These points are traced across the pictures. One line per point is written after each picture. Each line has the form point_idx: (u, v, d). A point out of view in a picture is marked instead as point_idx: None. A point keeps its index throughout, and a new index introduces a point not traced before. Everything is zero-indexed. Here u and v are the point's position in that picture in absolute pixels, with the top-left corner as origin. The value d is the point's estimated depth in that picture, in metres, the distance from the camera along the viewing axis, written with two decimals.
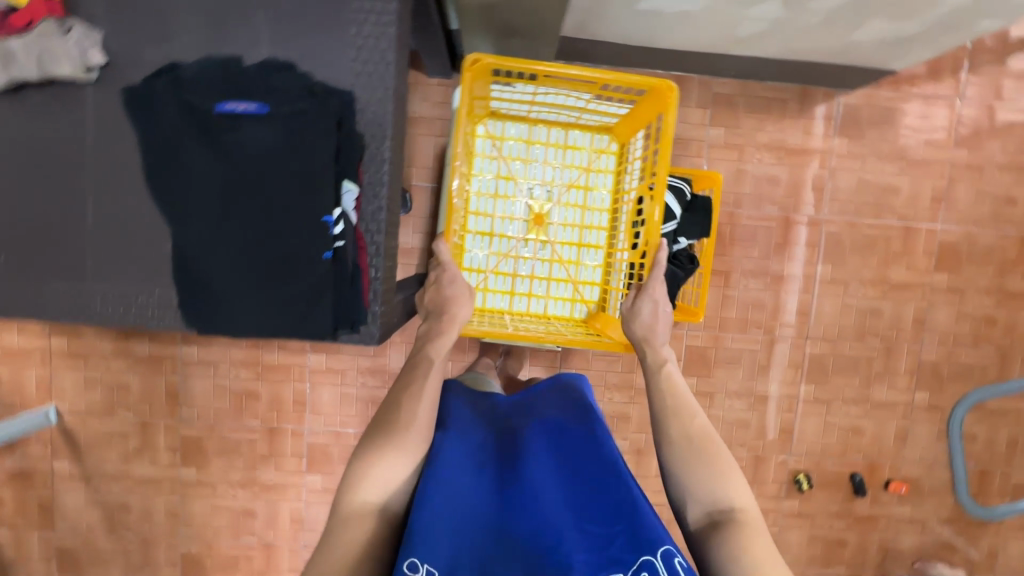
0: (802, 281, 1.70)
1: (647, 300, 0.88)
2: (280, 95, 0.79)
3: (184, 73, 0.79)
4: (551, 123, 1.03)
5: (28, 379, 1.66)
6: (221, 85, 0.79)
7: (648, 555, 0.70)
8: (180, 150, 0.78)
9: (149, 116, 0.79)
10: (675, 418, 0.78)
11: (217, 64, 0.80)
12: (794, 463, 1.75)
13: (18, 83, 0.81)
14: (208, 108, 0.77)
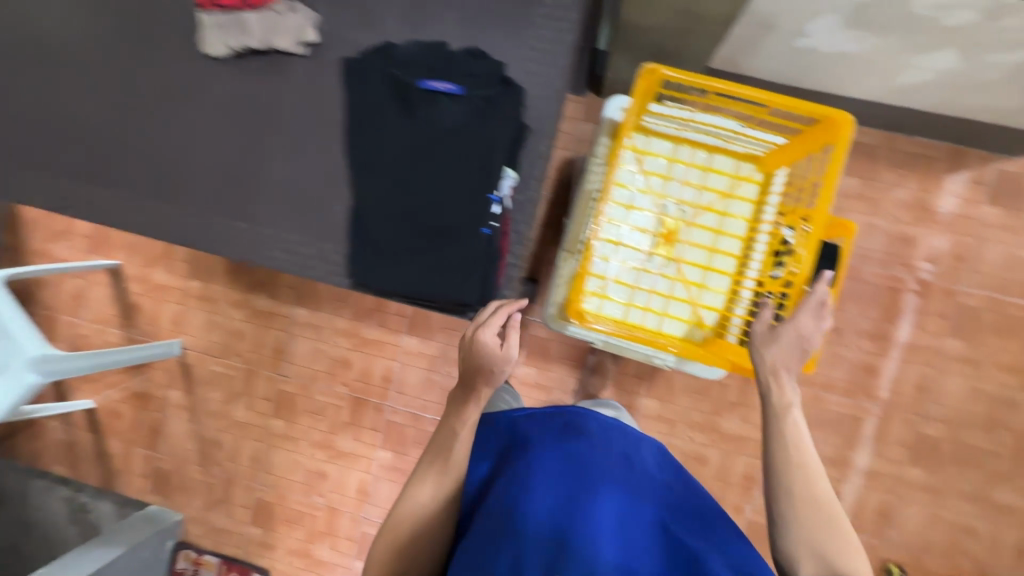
0: (927, 354, 1.56)
1: (788, 333, 0.84)
2: (477, 81, 0.88)
3: (396, 51, 0.90)
4: (697, 144, 1.04)
5: (164, 312, 1.87)
6: (428, 66, 0.89)
7: None
8: (381, 117, 0.89)
9: (361, 83, 0.90)
10: (800, 479, 0.75)
11: (425, 45, 0.90)
12: (886, 551, 1.58)
13: (244, 50, 0.94)
14: (413, 84, 0.88)
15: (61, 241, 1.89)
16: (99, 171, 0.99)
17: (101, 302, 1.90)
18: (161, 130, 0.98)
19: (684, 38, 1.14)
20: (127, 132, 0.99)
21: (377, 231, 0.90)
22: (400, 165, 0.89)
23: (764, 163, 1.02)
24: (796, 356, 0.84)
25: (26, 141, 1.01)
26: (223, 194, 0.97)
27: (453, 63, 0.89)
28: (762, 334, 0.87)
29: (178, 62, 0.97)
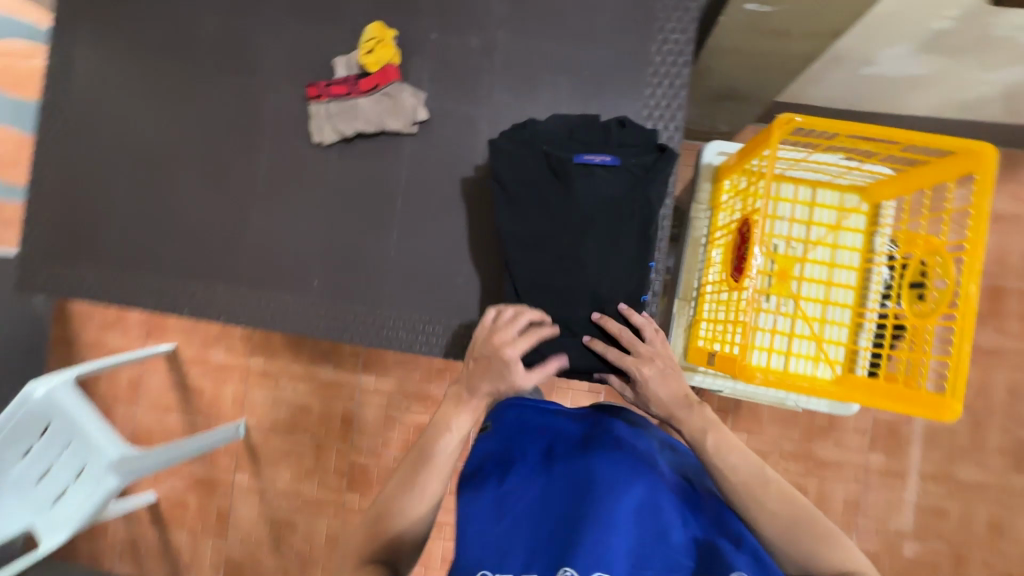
0: (1014, 358, 1.48)
1: (642, 384, 0.74)
2: (630, 150, 0.82)
3: (543, 127, 0.85)
4: (800, 181, 1.03)
5: (226, 393, 1.83)
6: (579, 140, 0.84)
7: None
8: (536, 190, 0.82)
9: (508, 158, 0.84)
10: (745, 499, 0.65)
11: (572, 121, 0.86)
12: (1007, 568, 1.47)
13: (356, 133, 0.95)
14: (568, 158, 0.81)
15: (117, 331, 1.86)
16: (215, 267, 0.98)
17: (161, 388, 1.86)
18: (276, 221, 0.97)
19: (759, 78, 1.14)
20: (241, 225, 0.98)
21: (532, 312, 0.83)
22: (553, 240, 0.82)
23: (870, 194, 1.02)
24: (672, 397, 0.73)
25: (133, 245, 1.00)
26: (344, 279, 0.96)
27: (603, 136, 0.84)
28: (635, 399, 0.76)
29: (287, 152, 0.97)
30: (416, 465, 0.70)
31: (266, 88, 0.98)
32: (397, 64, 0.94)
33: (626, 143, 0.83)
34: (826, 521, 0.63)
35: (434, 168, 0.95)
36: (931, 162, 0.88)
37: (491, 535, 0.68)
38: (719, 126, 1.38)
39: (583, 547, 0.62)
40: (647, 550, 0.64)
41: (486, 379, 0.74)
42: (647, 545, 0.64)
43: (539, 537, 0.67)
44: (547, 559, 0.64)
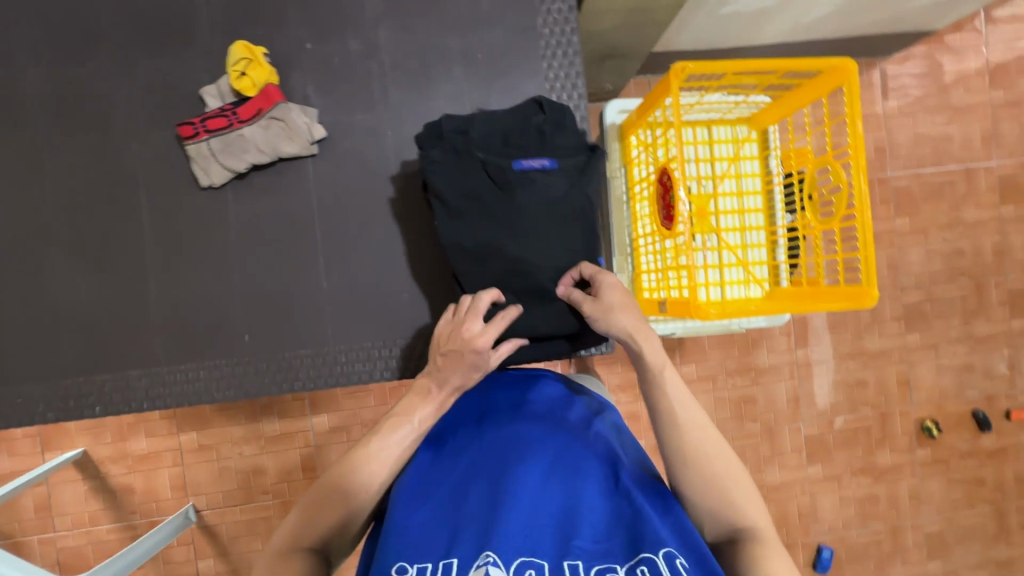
0: (885, 238, 1.71)
1: (608, 290, 0.73)
2: (564, 150, 0.81)
3: (475, 131, 0.80)
4: (696, 123, 1.10)
5: (160, 482, 1.62)
6: (515, 142, 0.80)
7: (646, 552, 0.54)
8: (478, 202, 0.79)
9: (443, 170, 0.80)
10: (675, 439, 0.63)
11: (504, 121, 0.81)
12: (917, 412, 1.73)
13: (250, 167, 0.86)
14: (506, 166, 0.78)
15: (1, 453, 1.57)
16: (124, 351, 0.86)
17: (78, 501, 1.61)
18: (183, 282, 0.87)
19: (635, 34, 1.17)
20: (142, 297, 0.87)
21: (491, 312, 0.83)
22: (501, 241, 0.79)
23: (757, 121, 1.11)
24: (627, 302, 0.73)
25: (15, 353, 0.86)
26: (279, 326, 0.88)
27: (537, 131, 0.81)
28: (596, 306, 0.73)
29: (174, 205, 0.87)
30: (362, 462, 0.64)
31: (129, 139, 0.86)
32: (275, 83, 0.86)
33: (562, 140, 0.81)
34: (744, 475, 0.62)
35: (346, 187, 0.89)
36: (803, 84, 0.97)
37: (408, 527, 0.59)
38: (605, 86, 1.42)
39: (507, 532, 0.57)
40: (577, 516, 0.60)
41: (456, 370, 0.70)
42: (571, 523, 0.59)
43: (463, 529, 0.59)
44: (465, 549, 0.56)
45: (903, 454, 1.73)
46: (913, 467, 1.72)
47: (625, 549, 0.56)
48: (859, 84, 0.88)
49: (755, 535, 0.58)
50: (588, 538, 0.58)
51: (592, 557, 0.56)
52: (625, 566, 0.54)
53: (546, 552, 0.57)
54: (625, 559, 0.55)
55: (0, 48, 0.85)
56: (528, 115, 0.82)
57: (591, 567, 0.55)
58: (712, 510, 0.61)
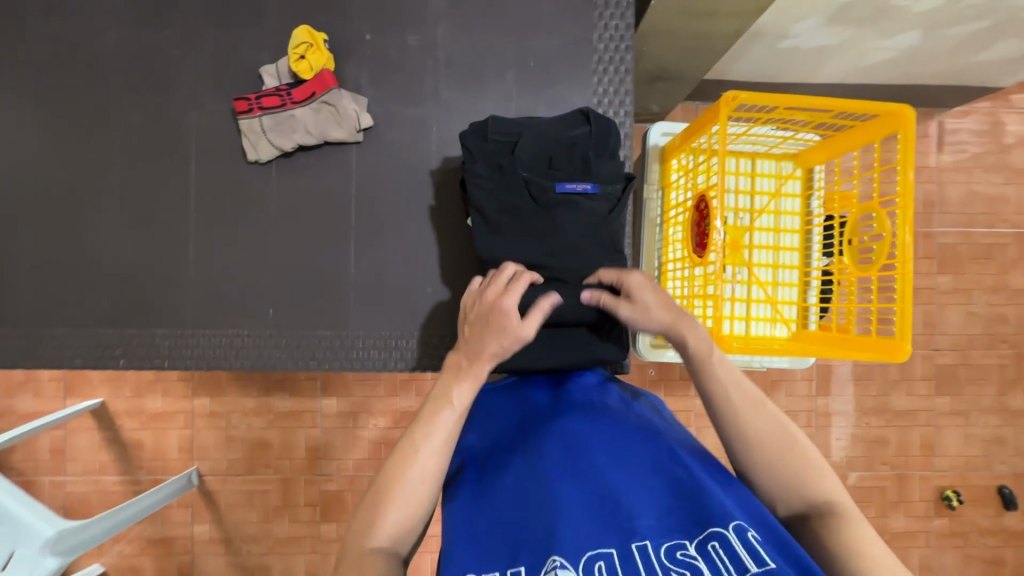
0: (925, 294, 1.65)
1: (638, 289, 0.69)
2: (609, 178, 0.79)
3: (521, 148, 0.78)
4: (740, 154, 1.08)
5: (170, 442, 1.67)
6: (560, 163, 0.78)
7: (716, 526, 0.55)
8: (516, 219, 0.77)
9: (485, 185, 0.78)
10: (737, 426, 0.60)
11: (552, 140, 0.79)
12: (939, 480, 1.65)
13: (296, 147, 0.88)
14: (549, 189, 0.77)
15: (26, 393, 1.64)
16: (156, 310, 0.89)
17: (90, 449, 1.67)
18: (220, 249, 0.90)
19: (689, 59, 1.16)
20: (180, 260, 0.90)
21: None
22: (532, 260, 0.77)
23: (803, 160, 1.09)
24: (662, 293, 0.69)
25: (55, 297, 0.89)
26: (304, 305, 0.90)
27: (584, 156, 0.79)
28: (634, 312, 0.68)
29: (220, 175, 0.90)
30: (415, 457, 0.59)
31: (187, 107, 0.90)
32: (331, 69, 0.88)
33: (608, 170, 0.79)
34: (809, 448, 0.60)
35: (385, 177, 0.90)
36: (854, 126, 0.95)
37: (469, 538, 0.58)
38: (652, 108, 1.40)
39: (568, 530, 0.56)
40: (630, 508, 0.58)
41: (484, 335, 0.64)
42: (630, 503, 0.58)
43: (520, 534, 0.58)
44: (532, 555, 0.55)
45: (919, 521, 1.65)
46: (927, 535, 1.64)
47: (692, 523, 0.56)
48: (915, 131, 0.86)
49: (837, 511, 0.57)
50: (650, 518, 0.57)
51: (658, 535, 0.56)
52: (694, 542, 0.54)
53: (609, 538, 0.56)
54: (693, 535, 0.55)
55: (82, 10, 0.90)
56: (577, 137, 0.79)
57: (661, 546, 0.54)
58: (785, 492, 0.59)
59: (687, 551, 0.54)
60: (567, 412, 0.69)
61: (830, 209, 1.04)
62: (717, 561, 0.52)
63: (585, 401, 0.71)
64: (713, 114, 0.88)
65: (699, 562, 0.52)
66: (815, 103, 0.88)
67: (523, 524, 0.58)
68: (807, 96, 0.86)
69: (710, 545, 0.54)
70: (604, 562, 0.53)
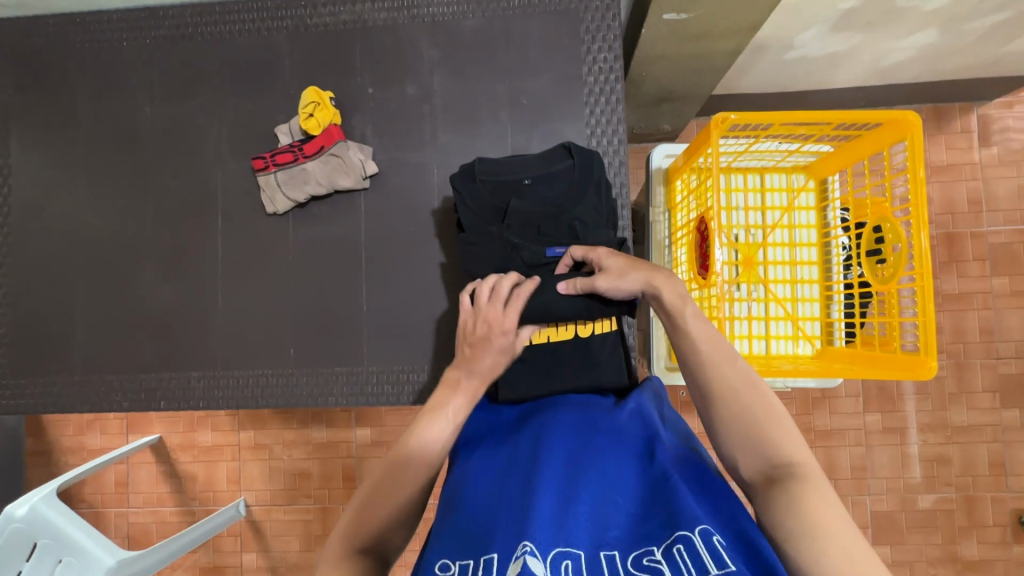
0: (979, 298, 1.53)
1: (607, 257, 0.71)
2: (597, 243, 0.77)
3: (512, 208, 0.77)
4: (747, 171, 1.07)
5: (219, 473, 1.77)
6: (549, 227, 0.77)
7: (684, 530, 0.50)
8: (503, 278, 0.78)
9: (475, 242, 0.79)
10: (705, 374, 0.60)
11: (543, 203, 0.78)
12: (1014, 502, 1.51)
13: (309, 197, 0.95)
14: (538, 253, 0.76)
15: (95, 430, 1.79)
16: (191, 354, 0.97)
17: (150, 482, 1.79)
18: (245, 296, 0.97)
19: (694, 79, 1.07)
20: (210, 308, 0.97)
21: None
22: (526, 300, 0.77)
23: (814, 171, 1.06)
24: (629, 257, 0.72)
25: (104, 347, 0.99)
26: (322, 343, 0.95)
27: (574, 225, 0.77)
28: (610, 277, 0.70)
29: (244, 227, 0.97)
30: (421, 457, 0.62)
31: (214, 167, 0.99)
32: (338, 123, 0.95)
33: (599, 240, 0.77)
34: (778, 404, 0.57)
35: (391, 220, 0.95)
36: (862, 136, 0.93)
37: (449, 527, 0.57)
38: (664, 126, 1.31)
39: (545, 525, 0.53)
40: (608, 520, 0.55)
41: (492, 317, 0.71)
42: (608, 510, 0.56)
43: (493, 527, 0.56)
44: (503, 541, 0.53)
45: (994, 548, 1.51)
46: (1005, 564, 1.49)
47: (661, 527, 0.53)
48: (922, 138, 0.83)
49: (795, 469, 0.52)
50: (623, 528, 0.54)
51: (627, 545, 0.52)
52: (662, 547, 0.50)
53: (581, 541, 0.53)
54: (662, 541, 0.51)
55: (126, 91, 1.02)
56: (570, 206, 0.77)
57: (628, 555, 0.51)
58: (745, 444, 0.56)
59: (654, 556, 0.50)
60: (563, 420, 0.68)
61: (846, 219, 1.00)
62: (682, 565, 0.48)
63: (582, 412, 0.69)
64: (707, 134, 0.89)
65: (662, 566, 0.48)
66: (813, 116, 0.86)
67: (501, 513, 0.57)
68: (801, 110, 0.85)
69: (676, 549, 0.49)
70: (571, 561, 0.50)
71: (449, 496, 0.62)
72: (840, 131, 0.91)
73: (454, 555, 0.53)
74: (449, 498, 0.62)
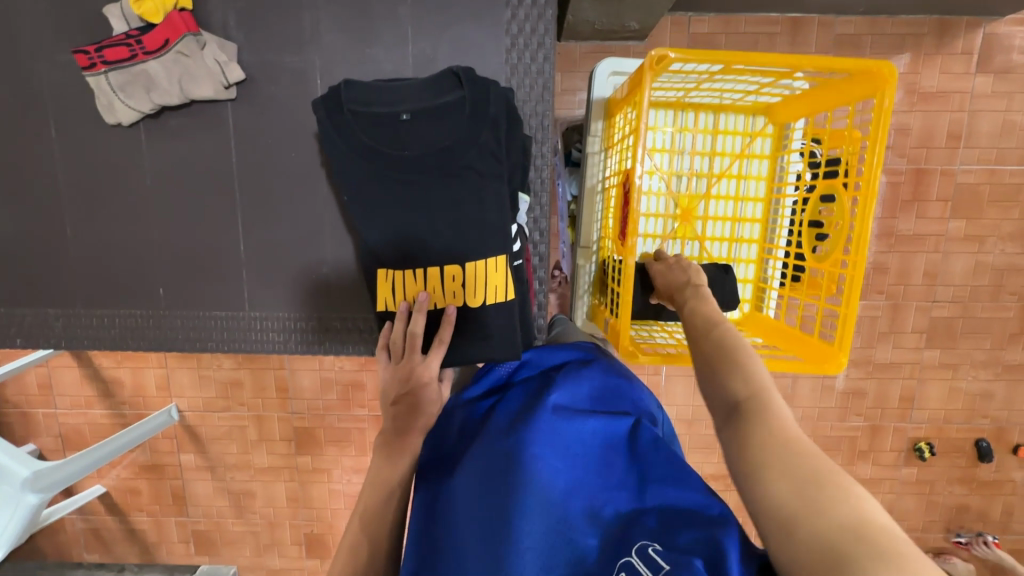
0: (932, 240, 1.47)
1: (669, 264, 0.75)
2: (472, 130, 0.62)
3: (371, 96, 0.63)
4: (700, 107, 0.93)
5: (148, 379, 1.72)
6: (414, 113, 0.62)
7: (625, 558, 0.45)
8: (365, 188, 0.63)
9: (330, 134, 0.63)
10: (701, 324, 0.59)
11: (407, 89, 0.64)
12: (913, 431, 1.60)
13: (160, 108, 0.76)
14: (402, 148, 0.62)
15: None
16: (42, 287, 0.84)
17: (74, 385, 1.74)
18: (100, 224, 0.82)
19: None
20: (58, 236, 0.83)
21: (393, 310, 0.67)
22: (408, 227, 0.64)
23: (775, 115, 0.93)
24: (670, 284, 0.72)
25: None
26: (195, 283, 0.84)
27: (467, 176, 0.63)
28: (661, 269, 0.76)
29: (86, 140, 0.79)
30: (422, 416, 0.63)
31: (35, 56, 0.77)
32: (189, 9, 0.73)
33: (493, 197, 0.64)
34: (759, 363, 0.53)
35: (268, 141, 0.79)
36: (829, 84, 0.79)
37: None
38: (629, 25, 1.08)
39: None
40: (551, 552, 0.48)
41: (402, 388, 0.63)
42: (550, 544, 0.48)
43: None
44: None
45: (886, 469, 1.63)
46: (892, 483, 1.63)
47: (606, 558, 0.47)
48: (893, 99, 0.70)
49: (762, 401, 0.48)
50: (572, 557, 0.47)
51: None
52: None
53: None
54: (608, 570, 0.46)
55: None
56: (438, 91, 0.63)
57: None
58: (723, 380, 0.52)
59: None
60: (493, 425, 0.58)
61: (797, 179, 0.90)
62: None
63: (515, 407, 0.59)
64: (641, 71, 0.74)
65: None
66: (774, 62, 0.72)
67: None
68: (757, 54, 0.71)
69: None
70: None
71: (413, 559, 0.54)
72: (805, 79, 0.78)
73: None
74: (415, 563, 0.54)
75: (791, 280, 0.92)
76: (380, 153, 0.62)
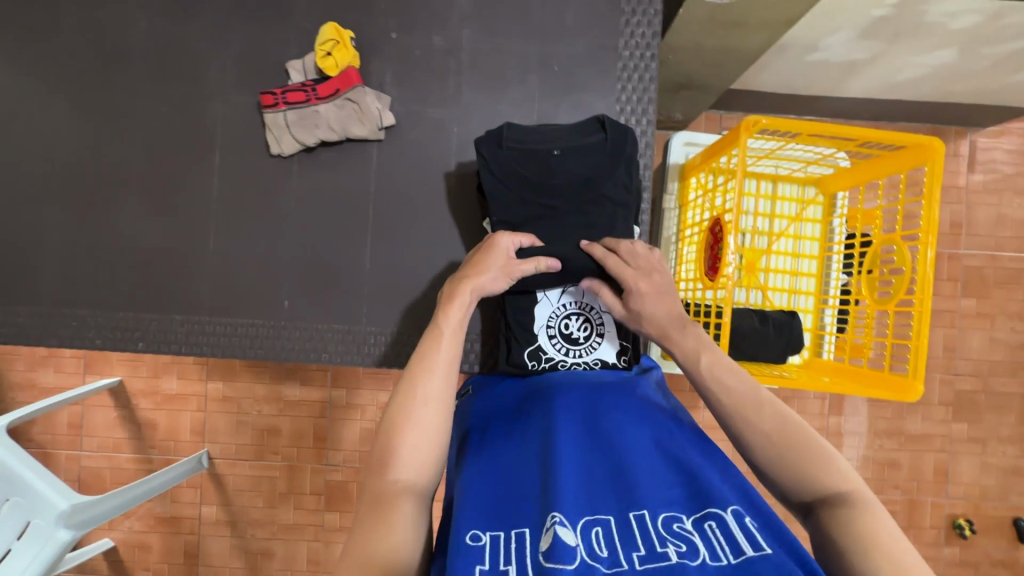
0: (947, 316, 1.56)
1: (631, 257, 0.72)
2: (605, 165, 0.76)
3: (524, 137, 0.78)
4: (761, 175, 1.08)
5: (183, 423, 1.63)
6: (560, 149, 0.77)
7: (715, 507, 0.53)
8: (515, 208, 0.76)
9: (492, 165, 0.77)
10: (735, 414, 0.59)
11: (553, 132, 0.79)
12: (950, 507, 1.57)
13: (318, 143, 0.90)
14: (550, 176, 0.76)
15: (47, 367, 1.63)
16: (178, 294, 0.91)
17: (106, 426, 1.66)
18: (241, 238, 0.91)
19: (717, 70, 0.98)
20: (201, 247, 0.91)
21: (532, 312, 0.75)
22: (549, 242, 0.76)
23: (825, 185, 1.08)
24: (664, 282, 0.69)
25: (79, 277, 0.91)
26: (317, 295, 0.91)
27: (602, 203, 0.76)
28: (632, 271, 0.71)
29: (247, 165, 0.91)
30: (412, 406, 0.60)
31: (214, 97, 0.91)
32: (356, 67, 0.89)
33: (621, 221, 0.77)
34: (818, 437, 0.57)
35: (404, 176, 0.91)
36: (883, 158, 0.94)
37: (478, 499, 0.57)
38: (674, 116, 1.20)
39: (569, 495, 0.54)
40: (629, 486, 0.56)
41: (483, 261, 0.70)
42: (631, 478, 0.57)
43: (524, 502, 0.56)
44: (534, 512, 0.54)
45: (928, 548, 1.57)
46: (936, 564, 1.56)
47: (689, 504, 0.54)
48: (942, 165, 0.85)
49: (853, 501, 0.51)
50: (653, 490, 0.55)
51: (656, 506, 0.54)
52: (692, 518, 0.52)
53: (608, 506, 0.55)
54: (689, 514, 0.53)
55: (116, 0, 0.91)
56: (579, 134, 0.78)
57: (657, 517, 0.53)
58: (793, 480, 0.54)
59: (684, 524, 0.52)
60: (579, 391, 0.68)
61: (849, 237, 1.03)
62: (713, 539, 0.49)
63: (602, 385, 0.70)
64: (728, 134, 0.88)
65: (693, 536, 0.50)
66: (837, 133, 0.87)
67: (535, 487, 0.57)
68: (829, 124, 0.85)
69: (704, 523, 0.52)
70: (601, 528, 0.52)
71: (477, 466, 0.61)
72: (864, 151, 0.92)
73: (484, 525, 0.54)
74: (478, 468, 0.61)
75: (846, 325, 1.02)
76: (533, 180, 0.76)
